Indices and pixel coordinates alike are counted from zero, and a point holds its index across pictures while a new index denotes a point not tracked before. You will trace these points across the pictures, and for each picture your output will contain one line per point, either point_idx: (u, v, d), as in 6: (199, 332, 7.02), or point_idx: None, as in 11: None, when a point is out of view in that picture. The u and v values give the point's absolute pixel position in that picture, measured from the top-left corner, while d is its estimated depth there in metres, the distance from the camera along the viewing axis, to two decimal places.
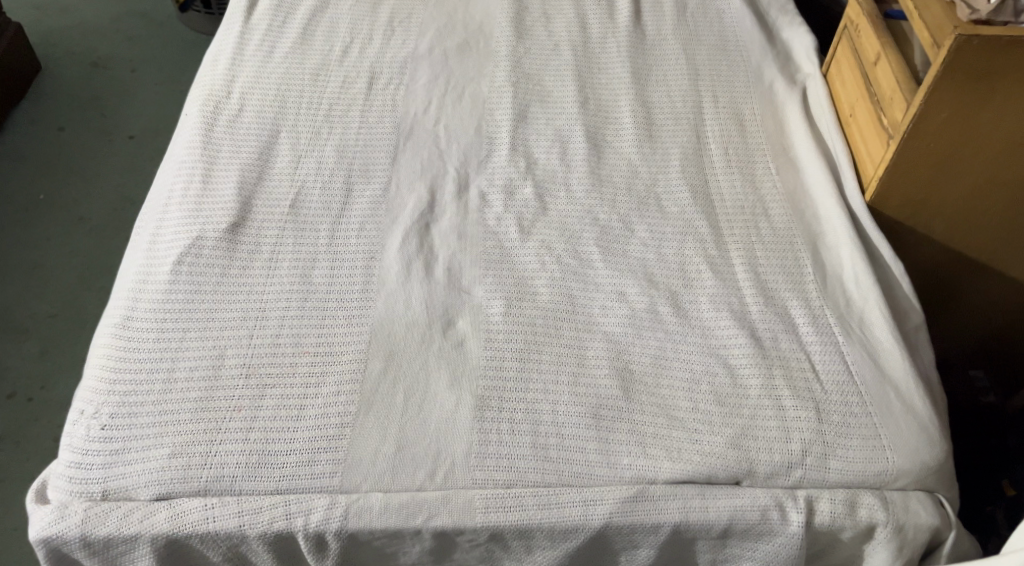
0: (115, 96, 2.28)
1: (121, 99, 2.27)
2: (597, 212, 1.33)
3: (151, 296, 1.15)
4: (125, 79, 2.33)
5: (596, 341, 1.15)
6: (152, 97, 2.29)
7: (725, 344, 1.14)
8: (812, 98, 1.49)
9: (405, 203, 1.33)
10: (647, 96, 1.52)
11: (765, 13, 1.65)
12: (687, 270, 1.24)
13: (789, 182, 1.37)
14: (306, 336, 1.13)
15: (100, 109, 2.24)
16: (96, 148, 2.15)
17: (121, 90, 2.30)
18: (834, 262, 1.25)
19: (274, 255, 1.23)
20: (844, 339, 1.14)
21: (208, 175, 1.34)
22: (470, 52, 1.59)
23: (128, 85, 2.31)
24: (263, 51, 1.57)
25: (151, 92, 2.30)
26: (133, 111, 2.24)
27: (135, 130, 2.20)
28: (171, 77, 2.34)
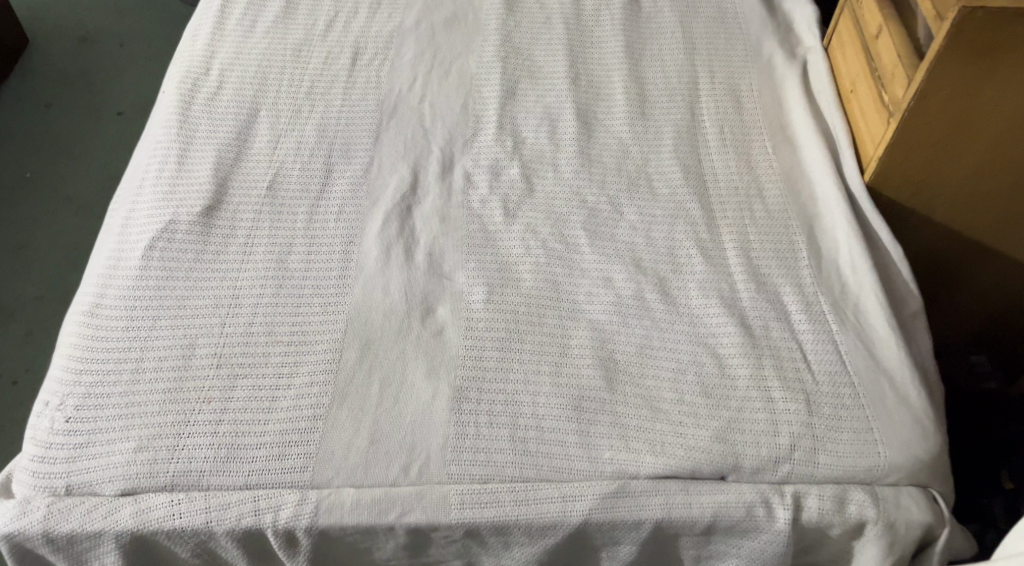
0: (104, 70, 2.24)
1: (109, 75, 2.23)
2: (585, 193, 1.29)
3: (121, 284, 1.12)
4: (114, 54, 2.28)
5: (580, 330, 1.11)
6: (142, 71, 2.24)
7: (713, 332, 1.10)
8: (813, 73, 1.44)
9: (387, 185, 1.29)
10: (641, 72, 1.47)
11: None
12: (676, 255, 1.20)
13: (785, 161, 1.32)
14: (280, 324, 1.09)
15: (89, 84, 2.20)
16: (84, 124, 2.11)
17: (111, 64, 2.26)
18: (830, 246, 1.20)
19: (250, 239, 1.19)
20: (837, 328, 1.10)
21: (183, 157, 1.30)
22: (458, 26, 1.54)
23: (117, 60, 2.27)
24: (244, 26, 1.53)
25: (140, 66, 2.26)
26: (122, 87, 2.20)
27: (124, 106, 2.16)
28: (161, 52, 2.29)
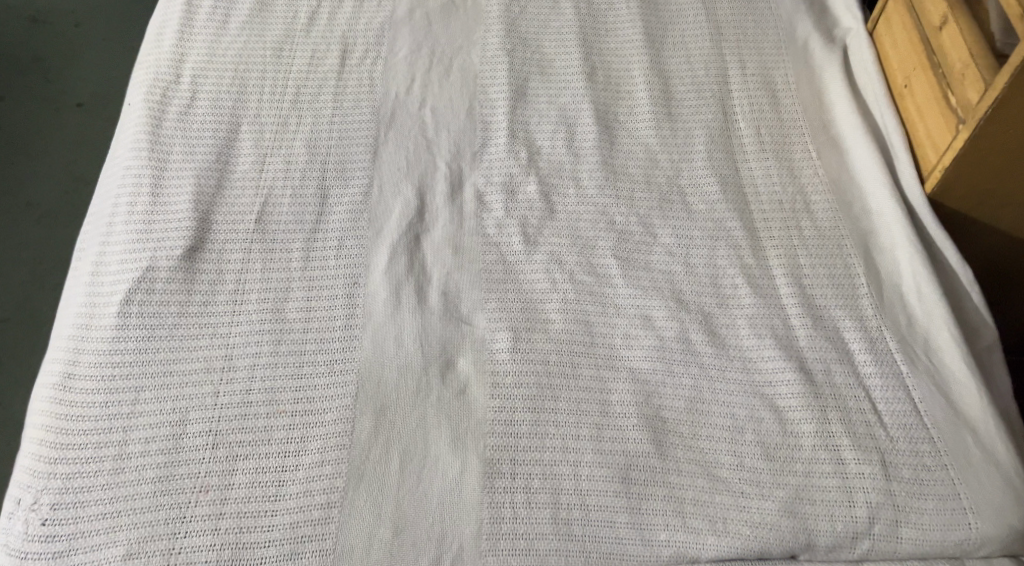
0: (56, 54, 2.00)
1: (65, 58, 1.99)
2: (613, 213, 1.15)
3: (95, 347, 0.98)
4: (68, 33, 2.04)
5: (620, 382, 0.98)
6: (99, 52, 2.01)
7: (770, 379, 0.98)
8: (855, 60, 1.29)
9: (390, 211, 1.15)
10: (663, 64, 1.32)
11: None
12: (720, 285, 1.07)
13: (832, 168, 1.18)
14: (281, 392, 0.96)
15: (41, 71, 1.97)
16: (42, 119, 1.89)
17: (63, 46, 2.01)
18: (891, 268, 1.07)
19: (240, 286, 1.05)
20: (908, 370, 0.98)
21: (158, 186, 1.15)
22: (456, 14, 1.38)
23: (71, 41, 2.02)
24: (215, 21, 1.36)
25: (97, 47, 2.02)
26: (81, 72, 1.97)
27: (85, 96, 1.93)
28: (120, 29, 2.06)
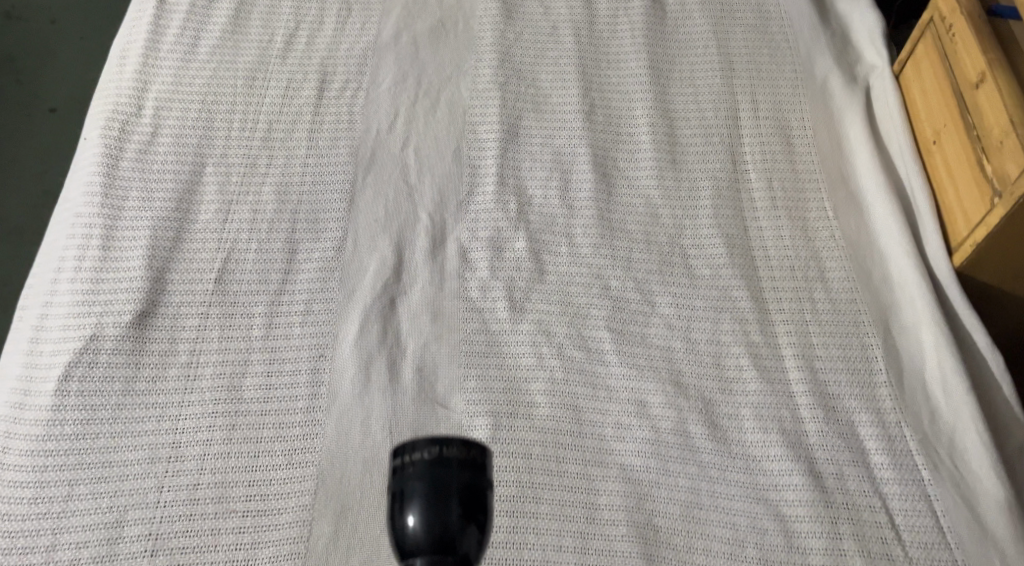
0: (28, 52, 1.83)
1: (39, 57, 1.82)
2: (608, 277, 1.05)
3: (28, 432, 0.91)
4: (41, 30, 1.86)
5: (609, 482, 0.90)
6: (75, 49, 1.84)
7: (774, 483, 0.90)
8: (877, 102, 1.16)
9: (364, 270, 1.05)
10: (669, 102, 1.19)
11: None
12: (723, 366, 0.97)
13: (849, 229, 1.06)
14: (232, 488, 0.89)
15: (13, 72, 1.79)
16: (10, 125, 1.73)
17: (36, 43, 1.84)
18: (913, 350, 0.97)
19: (194, 359, 0.96)
20: (931, 476, 0.89)
21: (110, 237, 1.04)
22: (446, 40, 1.25)
23: (45, 39, 1.85)
24: (183, 45, 1.22)
25: (75, 46, 1.84)
26: (54, 72, 1.80)
27: (56, 98, 1.76)
28: (97, 24, 1.88)
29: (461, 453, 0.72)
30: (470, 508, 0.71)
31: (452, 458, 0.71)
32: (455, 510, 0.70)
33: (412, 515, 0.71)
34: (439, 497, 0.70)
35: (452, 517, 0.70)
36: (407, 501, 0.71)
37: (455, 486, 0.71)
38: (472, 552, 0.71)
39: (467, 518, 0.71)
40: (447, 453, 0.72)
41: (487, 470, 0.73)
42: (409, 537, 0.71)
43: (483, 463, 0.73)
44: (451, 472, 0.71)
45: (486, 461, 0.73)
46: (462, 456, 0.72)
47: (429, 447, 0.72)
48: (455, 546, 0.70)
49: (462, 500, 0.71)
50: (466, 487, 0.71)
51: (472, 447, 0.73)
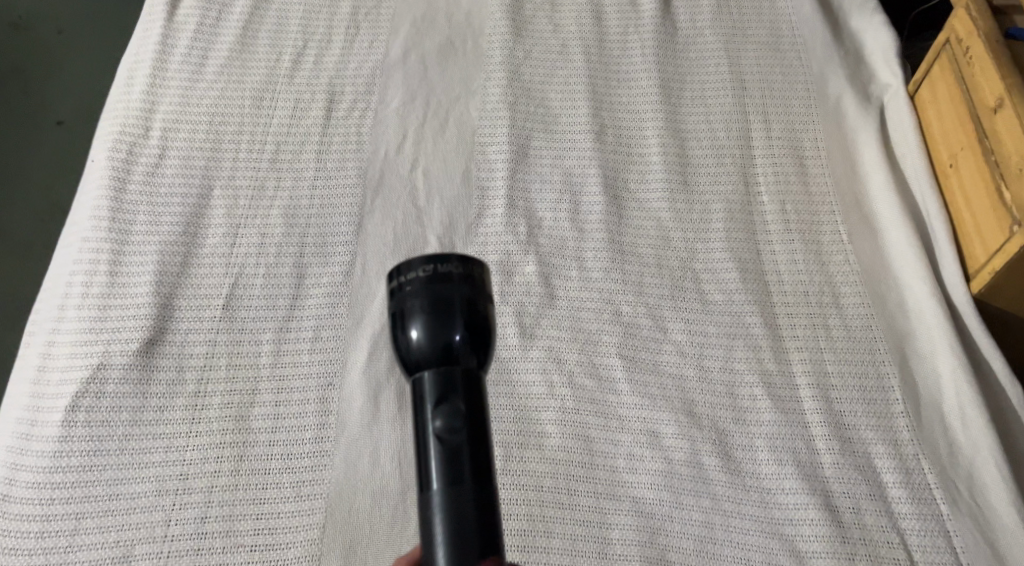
0: (34, 59, 1.72)
1: (47, 65, 1.72)
2: (619, 302, 1.03)
3: (35, 463, 0.90)
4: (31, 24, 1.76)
5: (622, 515, 0.90)
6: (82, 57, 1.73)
7: (790, 518, 0.90)
8: (893, 123, 1.14)
9: (373, 295, 1.04)
10: (680, 121, 1.16)
11: None
12: (737, 395, 0.96)
13: (864, 254, 1.05)
14: (240, 522, 0.89)
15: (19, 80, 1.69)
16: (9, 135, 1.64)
17: (41, 50, 1.73)
18: (930, 380, 0.96)
19: (202, 388, 0.96)
20: (950, 511, 0.89)
21: (117, 262, 1.02)
22: (456, 58, 1.22)
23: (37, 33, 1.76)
24: (192, 64, 1.18)
25: (84, 52, 1.74)
26: (63, 82, 1.70)
27: (57, 104, 1.67)
28: (92, 16, 1.79)
29: (460, 269, 0.67)
30: (474, 320, 0.67)
31: (452, 274, 0.67)
32: (458, 329, 0.66)
33: (414, 329, 0.66)
34: (444, 309, 0.66)
35: (454, 333, 0.66)
36: (408, 315, 0.67)
37: (460, 300, 0.67)
38: (481, 375, 0.67)
39: (472, 336, 0.67)
40: (447, 269, 0.67)
41: (485, 288, 0.69)
42: (413, 349, 0.66)
43: (482, 279, 0.68)
44: (452, 286, 0.67)
45: (485, 277, 0.69)
46: (461, 271, 0.67)
47: (427, 265, 0.67)
48: (460, 365, 0.66)
49: (465, 315, 0.67)
50: (468, 301, 0.67)
51: (471, 263, 0.68)
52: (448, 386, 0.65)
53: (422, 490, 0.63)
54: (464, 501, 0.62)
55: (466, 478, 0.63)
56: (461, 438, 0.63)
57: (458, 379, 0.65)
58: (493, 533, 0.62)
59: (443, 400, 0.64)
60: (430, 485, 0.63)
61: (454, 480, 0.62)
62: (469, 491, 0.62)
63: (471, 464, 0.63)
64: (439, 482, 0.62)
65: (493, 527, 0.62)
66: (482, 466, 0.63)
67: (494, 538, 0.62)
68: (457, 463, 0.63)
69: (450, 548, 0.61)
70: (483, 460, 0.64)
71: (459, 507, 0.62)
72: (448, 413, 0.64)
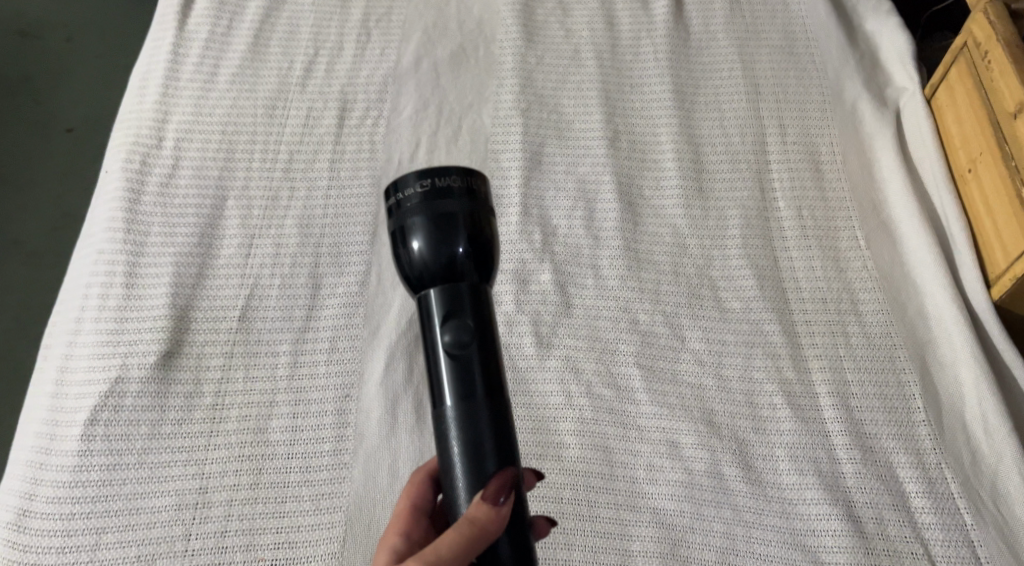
0: (40, 66, 1.70)
1: (54, 71, 1.70)
2: (636, 310, 1.02)
3: (55, 478, 0.91)
4: (37, 30, 1.75)
5: (642, 527, 0.91)
6: (89, 62, 1.71)
7: (812, 528, 0.90)
8: (910, 127, 1.12)
9: (389, 305, 1.03)
10: (694, 127, 1.14)
11: None
12: (756, 404, 0.96)
13: (883, 260, 1.04)
14: (260, 536, 0.90)
15: (25, 86, 1.68)
16: (19, 143, 1.62)
17: (46, 55, 1.72)
18: (952, 388, 0.95)
19: (219, 400, 0.96)
20: (973, 520, 0.89)
21: (132, 274, 1.02)
22: (468, 63, 1.20)
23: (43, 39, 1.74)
24: (203, 73, 1.17)
25: (91, 57, 1.72)
26: (70, 87, 1.68)
27: (64, 109, 1.66)
28: (98, 21, 1.77)
29: (460, 182, 0.73)
30: (474, 233, 0.73)
31: (453, 187, 0.73)
32: (461, 241, 0.72)
33: (417, 242, 0.72)
34: (445, 222, 0.72)
35: (457, 245, 0.72)
36: (410, 230, 0.73)
37: (459, 213, 0.73)
38: (484, 288, 0.73)
39: (473, 249, 0.73)
40: (444, 184, 0.73)
41: (484, 200, 0.75)
42: (417, 263, 0.72)
43: (481, 191, 0.74)
44: (451, 200, 0.73)
45: (483, 191, 0.75)
46: (461, 186, 0.73)
47: (424, 180, 0.73)
48: (464, 281, 0.72)
49: (468, 227, 0.73)
50: (469, 215, 0.73)
51: (469, 176, 0.74)
52: (454, 301, 0.71)
53: (436, 404, 0.70)
54: (476, 411, 0.69)
55: (478, 393, 0.70)
56: (469, 351, 0.70)
57: (464, 294, 0.72)
58: (505, 441, 0.69)
59: (450, 316, 0.71)
60: (445, 400, 0.70)
61: (466, 393, 0.70)
62: (482, 403, 0.69)
63: (481, 376, 0.70)
64: (452, 397, 0.70)
65: (504, 435, 0.69)
66: (490, 377, 0.70)
67: (507, 445, 0.69)
68: (467, 374, 0.70)
69: (466, 459, 0.68)
70: (490, 371, 0.71)
71: (472, 416, 0.69)
72: (456, 329, 0.70)
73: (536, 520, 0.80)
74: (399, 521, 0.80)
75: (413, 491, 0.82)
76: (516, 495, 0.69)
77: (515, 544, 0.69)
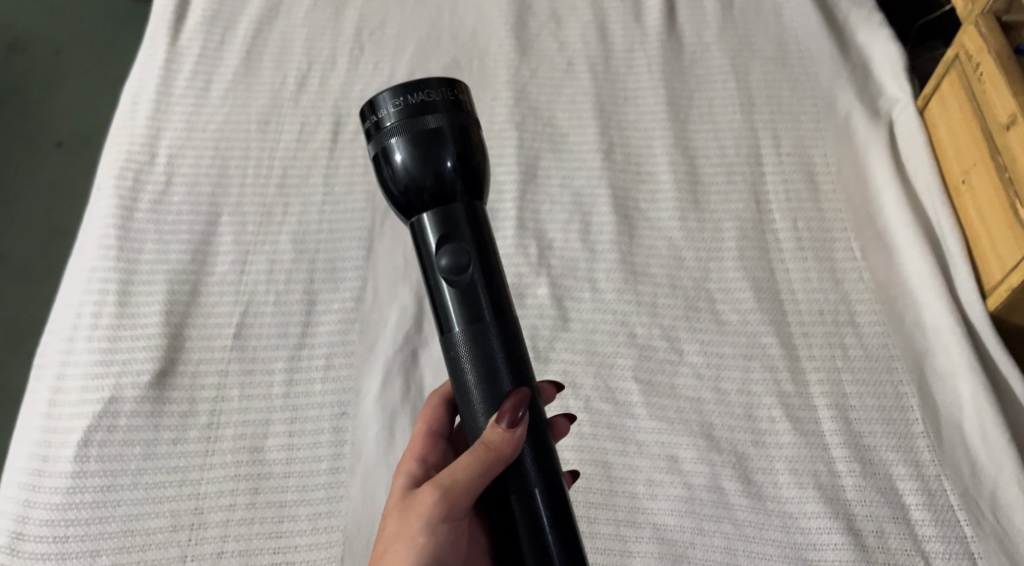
0: (31, 80, 1.69)
1: (45, 85, 1.69)
2: (633, 323, 1.02)
3: (48, 500, 0.90)
4: (24, 42, 1.74)
5: (642, 543, 0.91)
6: (79, 75, 1.70)
7: (813, 542, 0.90)
8: (902, 135, 1.12)
9: (385, 321, 1.03)
10: (688, 140, 1.14)
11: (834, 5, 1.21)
12: (755, 417, 0.97)
13: (879, 269, 1.04)
14: (256, 557, 0.89)
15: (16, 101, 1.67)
16: (10, 159, 1.61)
17: (36, 69, 1.70)
18: (949, 398, 0.95)
19: (215, 418, 0.95)
20: (974, 533, 0.89)
21: (126, 292, 1.01)
22: (462, 76, 1.19)
23: (32, 51, 1.73)
24: (195, 88, 1.16)
25: (80, 71, 1.71)
26: (61, 101, 1.67)
27: (55, 124, 1.65)
28: (88, 34, 1.75)
29: (443, 97, 0.73)
30: (461, 147, 0.72)
31: (436, 102, 0.73)
32: (449, 155, 0.72)
33: (402, 159, 0.72)
34: (428, 138, 0.72)
35: (444, 160, 0.72)
36: (392, 148, 0.72)
37: (441, 127, 0.72)
38: (475, 203, 0.74)
39: (460, 163, 0.73)
40: (422, 100, 0.73)
41: (468, 113, 0.74)
42: (404, 181, 0.72)
43: (463, 103, 0.74)
44: (431, 116, 0.72)
45: (466, 103, 0.75)
46: (444, 100, 0.73)
47: (401, 98, 0.73)
48: (454, 198, 0.73)
49: (455, 141, 0.72)
50: (455, 130, 0.73)
51: (450, 89, 0.74)
52: (448, 223, 0.72)
53: (446, 331, 0.72)
54: (487, 335, 0.71)
55: (486, 317, 0.71)
56: (472, 275, 0.71)
57: (458, 213, 0.72)
58: (518, 360, 0.71)
59: (447, 241, 0.72)
60: (453, 326, 0.71)
61: (474, 318, 0.71)
62: (491, 326, 0.71)
63: (486, 298, 0.71)
64: (460, 322, 0.71)
65: (515, 354, 0.71)
66: (496, 298, 0.72)
67: (519, 363, 0.71)
68: (472, 299, 0.71)
69: (480, 384, 0.71)
70: (495, 291, 0.72)
71: (484, 342, 0.71)
72: (455, 253, 0.71)
73: (557, 420, 0.89)
74: (417, 444, 0.83)
75: (428, 416, 0.85)
76: (533, 412, 0.71)
77: (538, 458, 0.71)
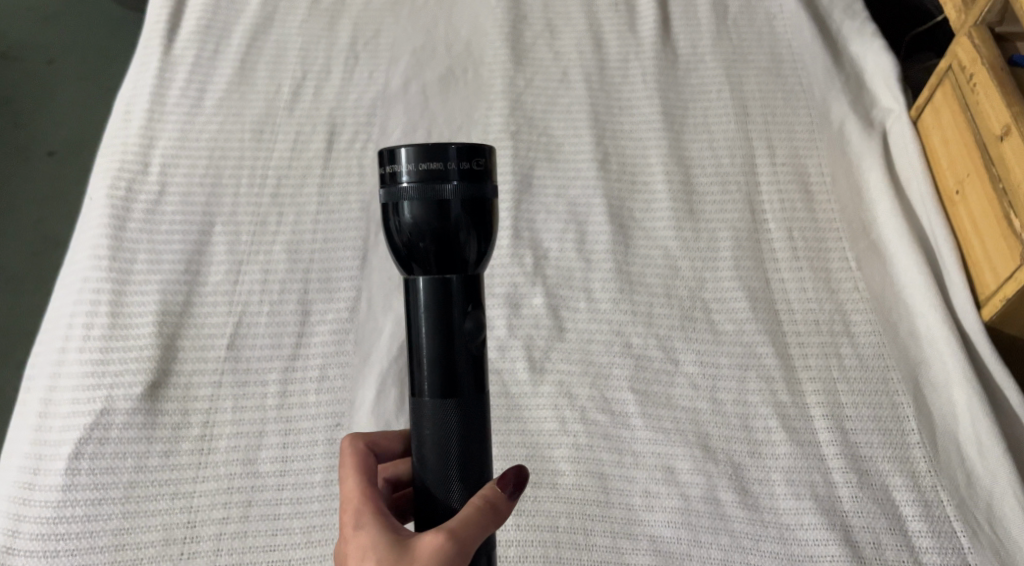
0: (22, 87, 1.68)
1: (37, 92, 1.67)
2: (629, 334, 1.02)
3: (38, 514, 0.90)
4: (17, 48, 1.71)
5: (639, 554, 0.91)
6: (72, 82, 1.69)
7: (810, 555, 0.90)
8: (897, 151, 1.12)
9: (379, 332, 1.02)
10: (683, 149, 1.14)
11: (828, 15, 1.21)
12: (751, 428, 0.97)
13: (872, 281, 1.04)
14: None
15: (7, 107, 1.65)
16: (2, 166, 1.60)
17: (27, 76, 1.69)
18: (944, 410, 0.96)
19: (209, 429, 0.95)
20: (970, 543, 0.90)
21: (118, 303, 1.00)
22: (457, 85, 1.18)
23: (22, 58, 1.70)
24: (189, 98, 1.15)
25: (72, 77, 1.69)
26: (53, 109, 1.66)
27: (48, 131, 1.64)
28: (80, 40, 1.73)
29: (459, 167, 0.71)
30: (468, 222, 0.71)
31: (451, 171, 0.71)
32: (455, 230, 0.71)
33: (407, 226, 0.72)
34: (435, 211, 0.71)
35: (449, 232, 0.71)
36: (399, 212, 0.72)
37: (451, 198, 0.71)
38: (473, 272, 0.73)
39: (465, 238, 0.72)
40: (436, 169, 0.71)
41: (484, 181, 0.72)
42: (405, 245, 0.72)
43: (481, 173, 0.72)
44: (443, 185, 0.71)
45: (483, 171, 0.72)
46: (460, 170, 0.71)
47: (415, 166, 0.71)
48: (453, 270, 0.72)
49: (463, 215, 0.71)
50: (463, 203, 0.71)
51: (470, 159, 0.71)
52: (442, 292, 0.72)
53: (418, 393, 0.72)
54: (460, 410, 0.72)
55: (462, 392, 0.72)
56: (454, 347, 0.72)
57: (453, 282, 0.72)
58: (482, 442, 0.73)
59: (434, 309, 0.72)
60: (425, 393, 0.72)
61: (449, 392, 0.72)
62: (464, 403, 0.72)
63: (465, 374, 0.72)
64: (433, 392, 0.72)
65: (481, 437, 0.73)
66: (473, 376, 0.72)
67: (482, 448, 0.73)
68: (450, 372, 0.72)
69: (447, 458, 0.72)
70: (474, 367, 0.73)
71: (454, 418, 0.72)
72: (441, 325, 0.72)
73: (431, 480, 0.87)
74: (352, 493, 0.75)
75: (357, 462, 0.77)
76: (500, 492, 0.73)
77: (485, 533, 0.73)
